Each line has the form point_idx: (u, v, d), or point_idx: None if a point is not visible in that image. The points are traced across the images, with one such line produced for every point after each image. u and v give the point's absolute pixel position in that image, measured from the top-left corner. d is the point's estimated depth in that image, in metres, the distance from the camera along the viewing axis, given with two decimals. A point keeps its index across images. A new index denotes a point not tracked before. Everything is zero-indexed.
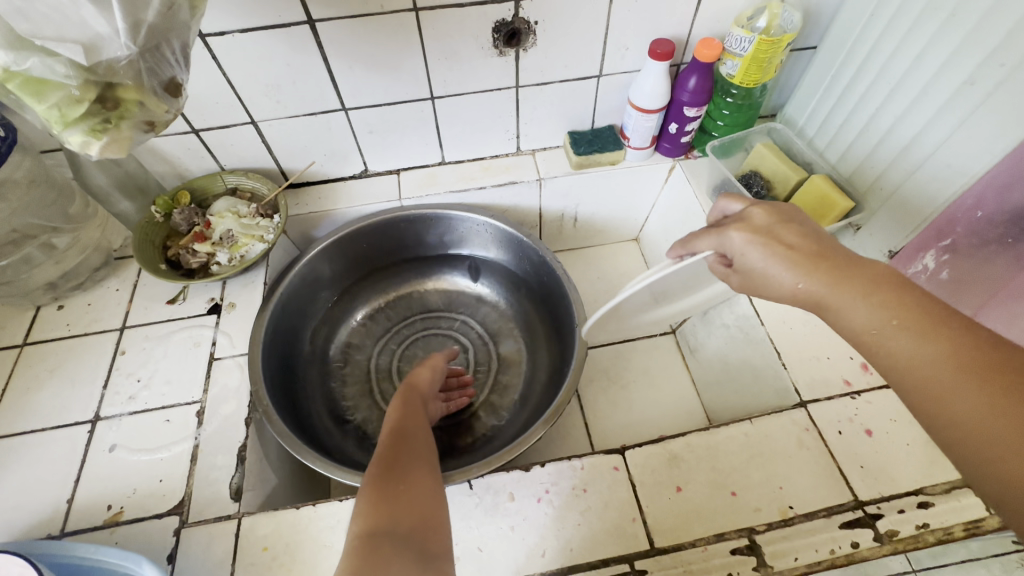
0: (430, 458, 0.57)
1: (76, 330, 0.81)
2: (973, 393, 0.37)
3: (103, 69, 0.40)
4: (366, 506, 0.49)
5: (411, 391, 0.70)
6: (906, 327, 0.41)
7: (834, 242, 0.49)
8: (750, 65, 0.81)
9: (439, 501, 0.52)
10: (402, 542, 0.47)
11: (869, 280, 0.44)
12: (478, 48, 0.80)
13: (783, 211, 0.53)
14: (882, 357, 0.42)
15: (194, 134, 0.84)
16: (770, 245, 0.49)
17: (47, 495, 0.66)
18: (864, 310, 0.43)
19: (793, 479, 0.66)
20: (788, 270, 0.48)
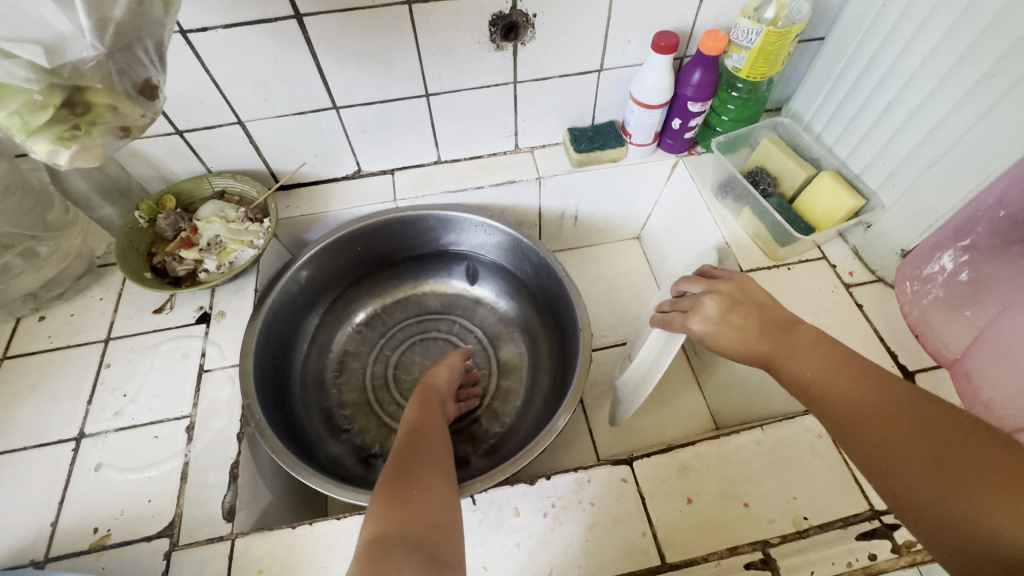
0: (445, 459, 0.55)
1: (58, 342, 0.77)
2: (888, 418, 0.44)
3: (69, 72, 0.37)
4: (379, 507, 0.48)
5: (429, 393, 0.70)
6: (835, 372, 0.50)
7: (779, 311, 0.59)
8: (757, 58, 0.78)
9: (453, 504, 0.50)
10: (413, 546, 0.45)
11: (802, 337, 0.54)
12: (475, 43, 0.77)
13: (738, 286, 0.63)
14: (816, 396, 0.50)
15: (178, 135, 0.80)
16: (725, 329, 0.59)
17: (30, 518, 0.63)
18: (803, 359, 0.53)
19: (807, 489, 0.64)
20: (743, 345, 0.58)
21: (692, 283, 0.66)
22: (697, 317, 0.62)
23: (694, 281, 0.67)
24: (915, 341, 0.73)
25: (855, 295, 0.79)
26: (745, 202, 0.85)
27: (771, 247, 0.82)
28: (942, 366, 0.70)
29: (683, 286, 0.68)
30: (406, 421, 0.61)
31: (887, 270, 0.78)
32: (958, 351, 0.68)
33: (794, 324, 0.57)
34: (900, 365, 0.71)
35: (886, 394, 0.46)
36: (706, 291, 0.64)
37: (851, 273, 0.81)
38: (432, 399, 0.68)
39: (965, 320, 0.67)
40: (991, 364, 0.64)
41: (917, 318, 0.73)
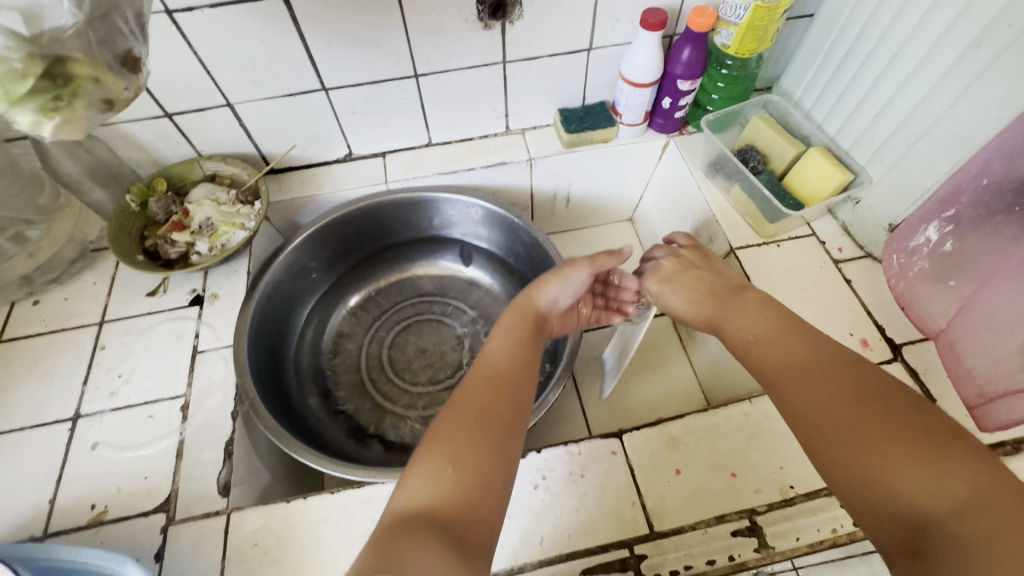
0: (509, 432, 0.51)
1: (52, 326, 0.78)
2: (817, 383, 0.47)
3: (48, 39, 0.37)
4: (421, 477, 0.46)
5: (529, 318, 0.65)
6: (777, 336, 0.53)
7: (730, 278, 0.65)
8: (745, 34, 0.78)
9: (498, 486, 0.48)
10: (446, 523, 0.43)
11: (745, 302, 0.59)
12: (462, 22, 0.77)
13: (699, 256, 0.69)
14: (756, 359, 0.54)
15: (168, 118, 0.80)
16: (676, 289, 0.66)
17: (29, 496, 0.64)
18: (746, 324, 0.56)
19: (794, 459, 0.65)
20: (689, 305, 0.64)
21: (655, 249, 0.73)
22: (655, 278, 0.69)
23: (662, 245, 0.73)
24: (902, 314, 0.73)
25: (844, 270, 0.79)
26: (735, 180, 0.86)
27: (759, 224, 0.82)
28: (927, 338, 0.71)
29: (649, 253, 0.75)
30: (485, 367, 0.57)
31: (875, 246, 0.79)
32: (942, 322, 0.69)
33: (742, 290, 0.61)
34: (887, 338, 0.72)
35: (818, 360, 0.49)
36: (667, 255, 0.71)
37: (840, 249, 0.81)
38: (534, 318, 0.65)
39: (949, 291, 0.68)
40: (974, 334, 0.64)
41: (903, 291, 0.73)
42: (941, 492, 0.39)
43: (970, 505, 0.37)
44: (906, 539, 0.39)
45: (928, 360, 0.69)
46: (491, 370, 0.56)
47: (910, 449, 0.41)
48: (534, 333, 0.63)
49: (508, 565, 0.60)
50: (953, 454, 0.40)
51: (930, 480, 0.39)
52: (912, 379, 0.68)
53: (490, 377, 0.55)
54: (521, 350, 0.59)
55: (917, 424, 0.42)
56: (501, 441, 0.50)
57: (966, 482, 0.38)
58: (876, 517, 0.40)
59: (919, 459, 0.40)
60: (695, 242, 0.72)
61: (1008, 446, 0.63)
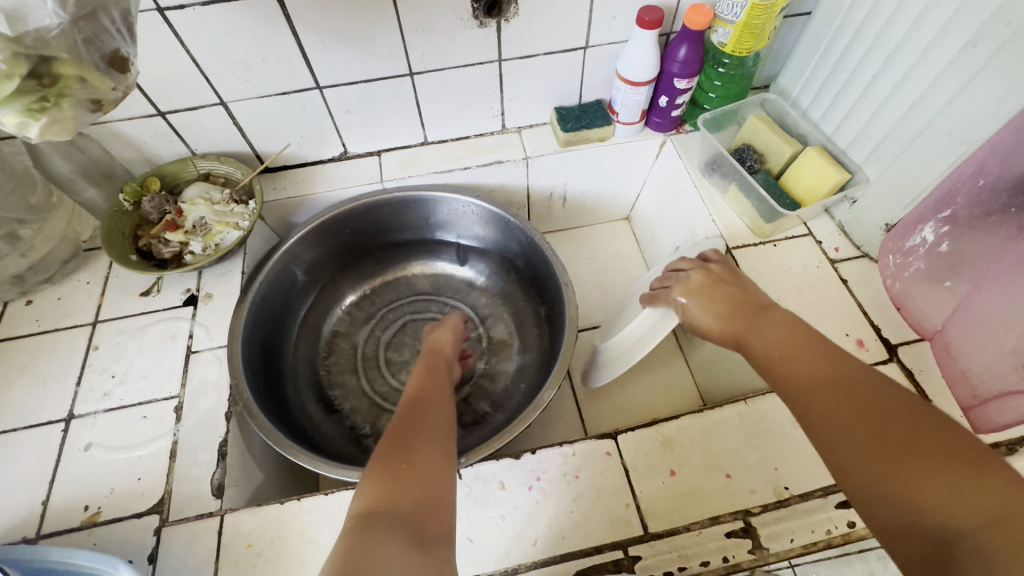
0: (446, 436, 0.54)
1: (46, 326, 0.77)
2: (839, 394, 0.45)
3: (32, 40, 0.36)
4: (372, 481, 0.47)
5: (439, 355, 0.71)
6: (800, 349, 0.51)
7: (757, 294, 0.63)
8: (742, 32, 0.77)
9: (445, 485, 0.49)
10: (401, 521, 0.44)
11: (772, 317, 0.57)
12: (457, 20, 0.76)
13: (729, 273, 0.68)
14: (778, 372, 0.51)
15: (161, 117, 0.80)
16: (703, 302, 0.65)
17: (22, 497, 0.64)
18: (770, 337, 0.54)
19: (789, 460, 0.64)
20: (714, 320, 0.63)
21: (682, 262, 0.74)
22: (681, 290, 0.69)
23: (688, 260, 0.74)
24: (898, 314, 0.73)
25: (840, 270, 0.79)
26: (732, 179, 0.85)
27: (756, 223, 0.82)
28: (923, 339, 0.71)
29: (675, 264, 0.75)
30: (408, 390, 0.60)
31: (871, 245, 0.78)
32: (938, 323, 0.68)
33: (771, 308, 0.59)
34: (882, 339, 0.72)
35: (842, 372, 0.47)
36: (695, 268, 0.70)
37: (837, 249, 0.81)
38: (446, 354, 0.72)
39: (945, 292, 0.67)
40: (968, 335, 0.64)
41: (899, 291, 0.73)
42: (969, 507, 0.36)
43: (999, 520, 0.35)
44: (930, 555, 0.37)
45: (924, 360, 0.70)
46: (414, 391, 0.60)
47: (939, 462, 0.39)
48: (444, 363, 0.69)
49: (502, 566, 0.60)
50: (982, 468, 0.38)
51: (959, 494, 0.37)
52: (907, 380, 0.69)
53: (415, 395, 0.59)
54: (432, 377, 0.64)
55: (946, 438, 0.40)
56: (443, 444, 0.52)
57: (995, 497, 0.36)
58: (902, 533, 0.38)
59: (947, 473, 0.38)
60: (724, 258, 0.72)
61: (1002, 448, 0.64)
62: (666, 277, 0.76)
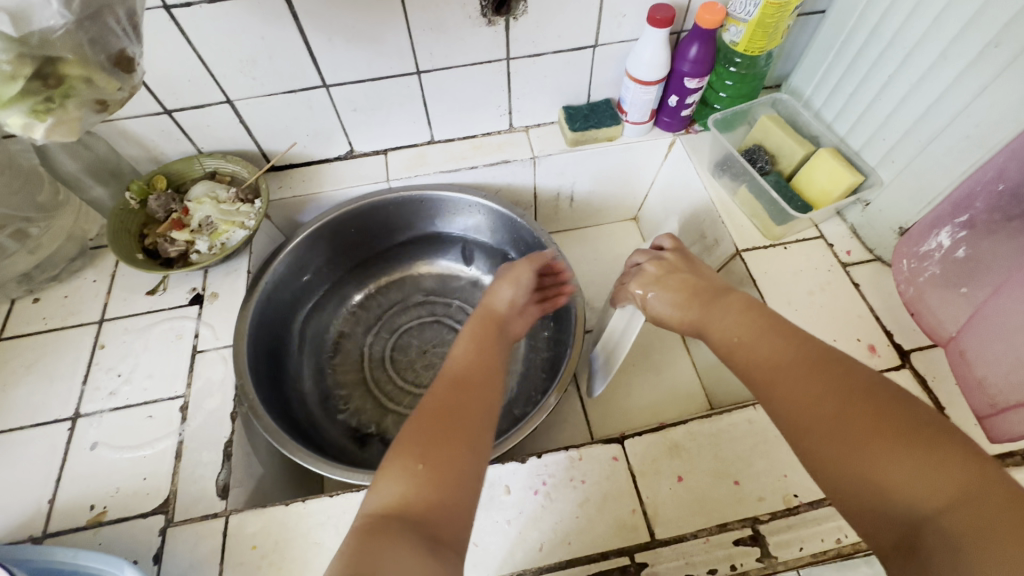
0: (480, 425, 0.52)
1: (52, 324, 0.77)
2: (799, 381, 0.44)
3: (37, 40, 0.36)
4: (394, 478, 0.46)
5: (490, 320, 0.67)
6: (757, 334, 0.50)
7: (713, 280, 0.62)
8: (755, 31, 0.76)
9: (472, 483, 0.48)
10: (413, 525, 0.43)
11: (728, 302, 0.56)
12: (465, 18, 0.75)
13: (684, 262, 0.68)
14: (741, 360, 0.50)
15: (167, 115, 0.79)
16: (661, 293, 0.64)
17: (28, 496, 0.64)
18: (728, 324, 0.53)
19: (799, 468, 0.64)
20: (674, 308, 0.62)
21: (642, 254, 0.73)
22: (639, 283, 0.69)
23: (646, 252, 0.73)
24: (911, 320, 0.72)
25: (852, 274, 0.78)
26: (742, 180, 0.84)
27: (767, 226, 0.80)
28: (936, 344, 0.70)
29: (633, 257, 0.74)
30: (449, 369, 0.57)
31: (884, 249, 0.77)
32: (953, 329, 0.67)
33: (726, 291, 0.58)
34: (895, 344, 0.71)
35: (803, 357, 0.46)
36: (651, 260, 0.70)
37: (848, 252, 0.80)
38: (488, 334, 0.64)
39: (962, 298, 0.66)
40: (984, 342, 0.63)
41: (913, 295, 0.72)
42: (932, 490, 0.37)
43: (959, 501, 0.36)
44: (898, 541, 0.37)
45: (938, 367, 0.68)
46: (454, 371, 0.57)
47: (899, 446, 0.38)
48: (494, 335, 0.64)
49: (507, 571, 0.60)
50: (940, 448, 0.38)
51: (920, 478, 0.37)
52: (920, 387, 0.67)
53: (458, 375, 0.56)
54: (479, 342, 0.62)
55: (904, 419, 0.40)
56: (475, 435, 0.50)
57: (955, 476, 0.37)
58: (869, 518, 0.39)
59: (910, 457, 0.38)
60: (680, 244, 0.72)
61: (1017, 457, 0.62)
62: (627, 271, 0.74)
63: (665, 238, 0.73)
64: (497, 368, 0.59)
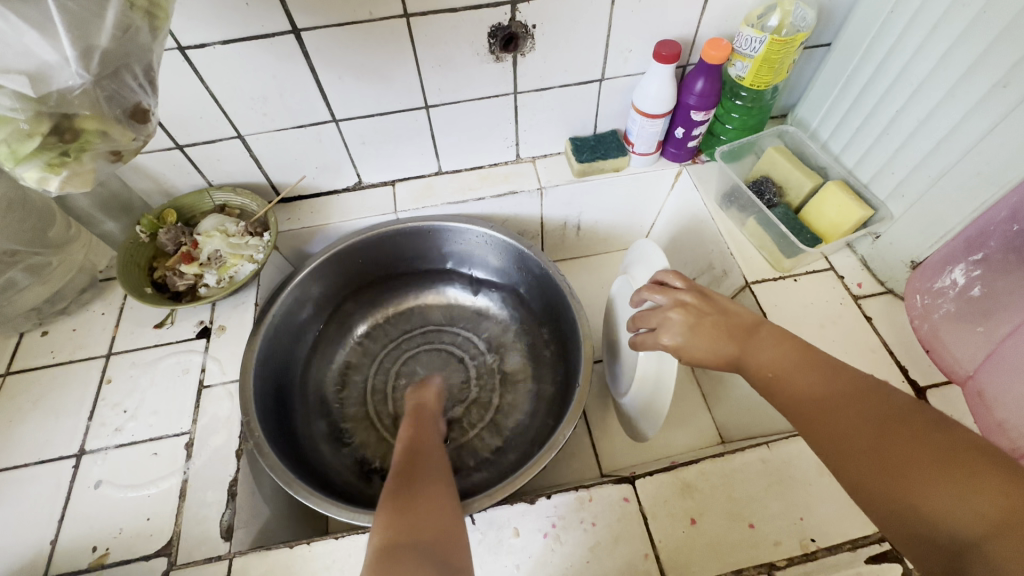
0: (443, 475, 0.54)
1: (60, 358, 0.77)
2: (840, 412, 0.46)
3: (55, 100, 0.36)
4: (383, 517, 0.47)
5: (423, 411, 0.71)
6: (794, 367, 0.52)
7: (741, 314, 0.60)
8: (761, 66, 0.77)
9: (457, 518, 0.49)
10: (422, 553, 0.43)
11: (765, 337, 0.56)
12: (474, 54, 0.76)
13: (701, 297, 0.63)
14: (782, 395, 0.51)
15: (179, 150, 0.80)
16: (694, 344, 0.60)
17: (31, 536, 0.63)
18: (766, 358, 0.54)
19: (815, 510, 0.62)
20: (713, 355, 0.59)
21: (654, 294, 0.67)
22: (665, 333, 0.63)
23: (659, 289, 0.67)
24: (927, 357, 0.71)
25: (863, 306, 0.77)
26: (750, 213, 0.84)
27: (776, 258, 0.80)
28: (952, 382, 0.69)
29: (641, 296, 0.69)
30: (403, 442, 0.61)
31: (896, 282, 0.77)
32: (969, 367, 0.67)
33: (757, 325, 0.58)
34: (911, 381, 0.70)
35: (843, 389, 0.47)
36: (670, 304, 0.64)
37: (860, 284, 0.79)
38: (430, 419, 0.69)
39: (978, 337, 0.66)
40: (1005, 384, 0.63)
41: (928, 333, 0.71)
42: (973, 510, 0.37)
43: (1004, 524, 0.35)
44: (946, 564, 0.37)
45: (956, 405, 0.67)
46: (411, 441, 0.61)
47: (938, 470, 0.39)
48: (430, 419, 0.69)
49: None
50: (975, 471, 0.38)
51: (960, 500, 0.37)
52: None
53: (414, 441, 0.60)
54: (420, 426, 0.66)
55: (942, 444, 0.40)
56: (439, 484, 0.52)
57: (997, 500, 0.36)
58: (915, 543, 0.39)
59: (950, 478, 0.38)
60: (689, 279, 0.67)
61: None
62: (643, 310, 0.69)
63: (666, 273, 0.69)
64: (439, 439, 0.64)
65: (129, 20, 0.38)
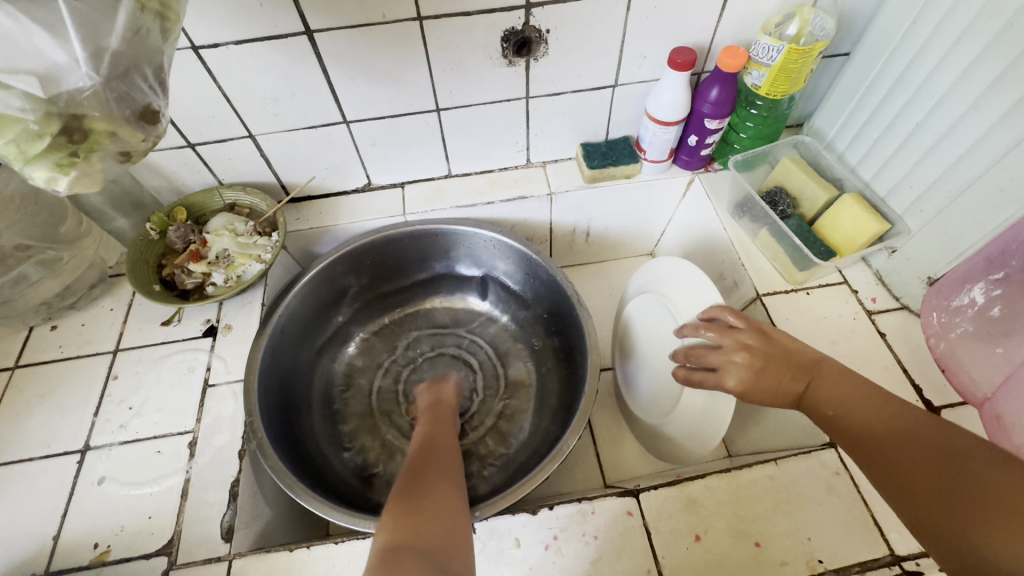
0: (449, 478, 0.56)
1: (68, 353, 0.78)
2: (905, 449, 0.47)
3: (65, 101, 0.36)
4: (389, 519, 0.48)
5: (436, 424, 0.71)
6: (856, 401, 0.53)
7: (799, 349, 0.60)
8: (778, 75, 0.75)
9: (462, 521, 0.50)
10: (423, 554, 0.44)
11: (829, 372, 0.57)
12: (487, 58, 0.76)
13: (761, 337, 0.62)
14: (846, 430, 0.53)
15: (190, 148, 0.80)
16: (760, 388, 0.60)
17: (34, 531, 0.64)
18: (828, 394, 0.56)
19: (823, 530, 0.61)
20: (780, 398, 0.59)
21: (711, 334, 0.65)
22: (729, 377, 0.62)
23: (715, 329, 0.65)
24: (942, 376, 0.69)
25: (877, 322, 0.75)
26: (762, 223, 0.83)
27: (788, 270, 0.78)
28: (969, 404, 0.67)
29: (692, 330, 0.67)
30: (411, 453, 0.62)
31: (912, 298, 0.75)
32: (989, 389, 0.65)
33: (817, 363, 0.58)
34: (925, 400, 0.68)
35: (910, 426, 0.49)
36: (733, 346, 0.62)
37: (873, 299, 0.77)
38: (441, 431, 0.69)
39: (998, 358, 0.64)
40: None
41: (944, 351, 0.70)
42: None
43: None
44: None
45: (972, 426, 0.65)
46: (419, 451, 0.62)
47: (997, 513, 0.41)
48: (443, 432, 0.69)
49: None
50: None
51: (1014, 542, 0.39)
52: None
53: (422, 450, 0.62)
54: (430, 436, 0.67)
55: (1008, 487, 0.41)
56: (443, 487, 0.54)
57: None
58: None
59: (1008, 522, 0.40)
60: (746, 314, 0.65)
61: None
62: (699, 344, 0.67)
63: (717, 309, 0.67)
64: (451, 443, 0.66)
65: (140, 21, 0.38)
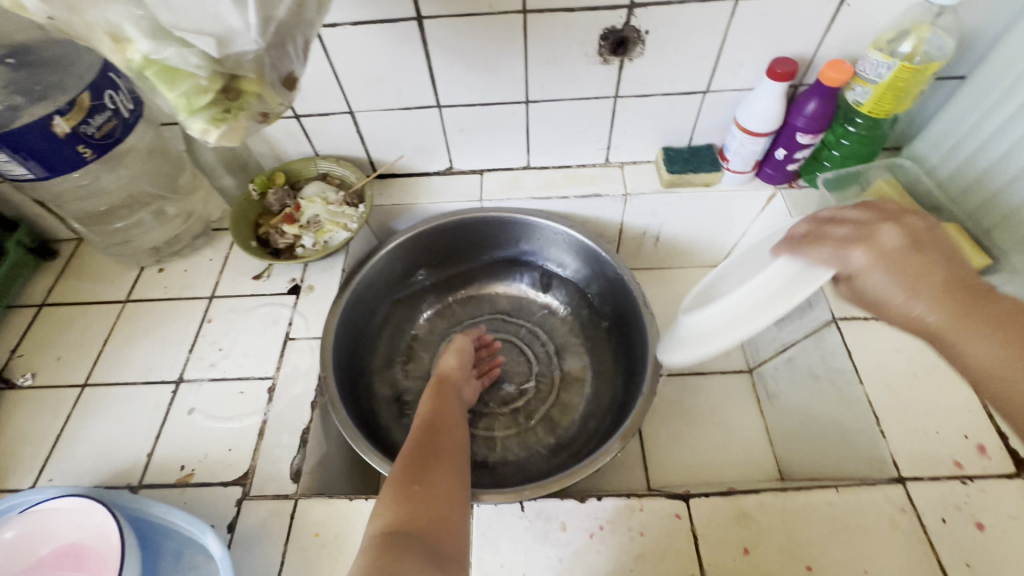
0: (455, 457, 0.60)
1: (171, 293, 0.86)
2: None
3: (231, 63, 0.40)
4: (387, 501, 0.53)
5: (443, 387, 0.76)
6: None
7: (965, 269, 0.51)
8: (884, 93, 0.73)
9: (458, 504, 0.55)
10: (417, 539, 0.49)
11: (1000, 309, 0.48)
12: (582, 55, 0.77)
13: (897, 222, 0.54)
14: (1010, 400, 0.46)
15: (296, 119, 0.87)
16: (910, 260, 0.51)
17: (131, 447, 0.71)
18: (987, 346, 0.47)
19: (882, 565, 0.59)
20: (917, 303, 0.50)
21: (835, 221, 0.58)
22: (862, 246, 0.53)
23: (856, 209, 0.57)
24: None
25: None
26: None
27: None
28: None
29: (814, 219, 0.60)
30: (419, 421, 0.66)
31: None
32: None
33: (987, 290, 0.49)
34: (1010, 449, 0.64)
35: None
36: (877, 218, 0.55)
37: None
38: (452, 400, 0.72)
39: None
40: None
41: None
42: None
43: None
44: None
45: None
46: (424, 420, 0.66)
47: None
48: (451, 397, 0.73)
49: None
50: None
51: None
52: None
53: (431, 419, 0.66)
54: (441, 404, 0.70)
55: None
56: (447, 466, 0.58)
57: None
58: None
59: None
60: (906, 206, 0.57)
61: None
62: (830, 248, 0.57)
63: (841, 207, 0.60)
64: (460, 414, 0.70)
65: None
